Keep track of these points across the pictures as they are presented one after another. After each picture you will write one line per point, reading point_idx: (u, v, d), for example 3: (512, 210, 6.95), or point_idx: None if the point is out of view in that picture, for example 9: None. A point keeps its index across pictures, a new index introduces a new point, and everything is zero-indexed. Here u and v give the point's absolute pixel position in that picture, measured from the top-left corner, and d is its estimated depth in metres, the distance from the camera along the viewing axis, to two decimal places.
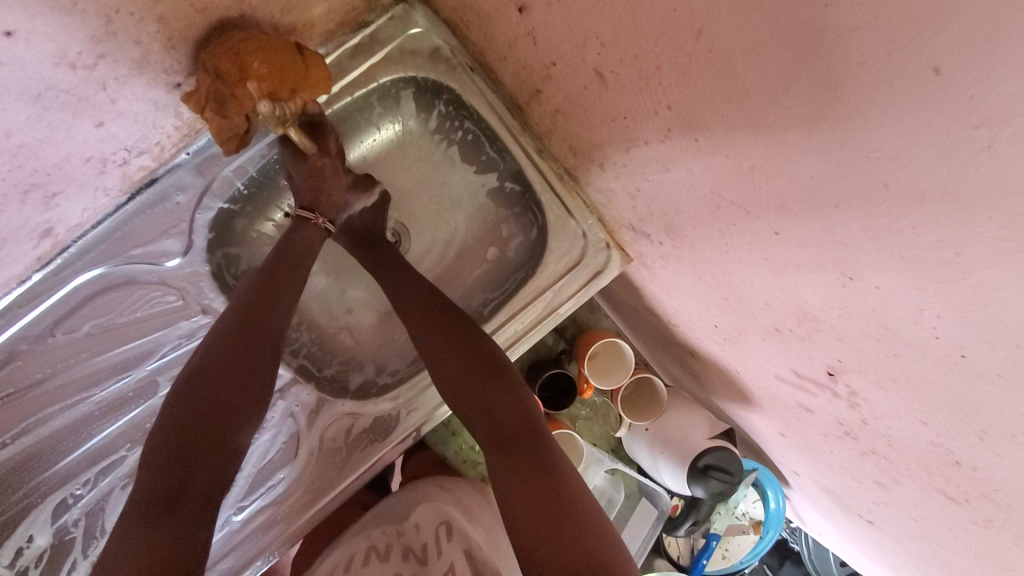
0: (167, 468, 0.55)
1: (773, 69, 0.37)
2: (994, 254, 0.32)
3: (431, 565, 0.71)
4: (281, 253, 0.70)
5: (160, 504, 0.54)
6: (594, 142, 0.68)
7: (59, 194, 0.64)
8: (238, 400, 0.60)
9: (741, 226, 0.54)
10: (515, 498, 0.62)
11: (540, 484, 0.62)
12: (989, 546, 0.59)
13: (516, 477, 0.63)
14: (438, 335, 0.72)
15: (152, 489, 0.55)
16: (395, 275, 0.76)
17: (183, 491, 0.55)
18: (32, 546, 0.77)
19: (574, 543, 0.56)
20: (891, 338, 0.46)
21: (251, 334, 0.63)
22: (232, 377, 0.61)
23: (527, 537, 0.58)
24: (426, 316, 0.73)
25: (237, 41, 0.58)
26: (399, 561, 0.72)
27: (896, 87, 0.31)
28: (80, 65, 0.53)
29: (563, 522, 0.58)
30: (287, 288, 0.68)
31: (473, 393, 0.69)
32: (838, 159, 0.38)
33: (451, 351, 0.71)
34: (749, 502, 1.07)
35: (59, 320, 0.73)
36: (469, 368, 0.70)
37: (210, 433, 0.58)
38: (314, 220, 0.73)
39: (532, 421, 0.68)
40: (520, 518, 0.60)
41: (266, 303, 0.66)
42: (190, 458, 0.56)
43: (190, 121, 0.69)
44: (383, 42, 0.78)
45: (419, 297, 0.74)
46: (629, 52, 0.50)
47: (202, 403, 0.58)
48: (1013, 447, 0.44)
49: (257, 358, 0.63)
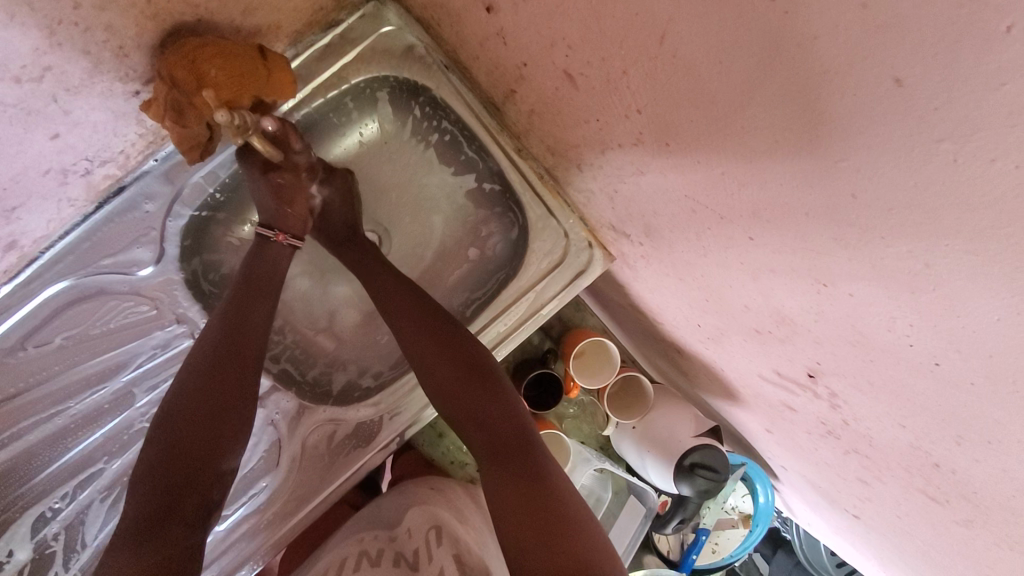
0: (154, 492, 0.56)
1: (737, 75, 0.35)
2: (965, 267, 0.31)
3: (422, 569, 0.68)
4: (256, 267, 0.69)
5: (149, 529, 0.54)
6: (570, 143, 0.66)
7: (19, 207, 0.63)
8: (221, 422, 0.60)
9: (716, 230, 0.53)
10: (506, 501, 0.62)
11: (531, 487, 0.63)
12: (968, 544, 0.60)
13: (505, 485, 0.64)
14: (428, 337, 0.72)
15: (141, 515, 0.55)
16: (379, 279, 0.76)
17: (169, 514, 0.56)
18: (13, 561, 0.76)
19: (565, 547, 0.56)
20: (867, 343, 0.46)
21: (234, 350, 0.62)
22: (213, 397, 0.60)
23: (519, 538, 0.59)
24: (417, 320, 0.73)
25: (193, 48, 0.56)
26: (390, 566, 0.70)
27: (859, 97, 0.29)
28: (26, 78, 0.51)
29: (553, 523, 0.59)
30: (264, 303, 0.67)
31: (463, 396, 0.69)
32: (807, 169, 0.36)
33: (443, 357, 0.71)
34: (738, 496, 1.09)
35: (29, 334, 0.71)
36: (459, 372, 0.70)
37: (198, 457, 0.58)
38: (275, 237, 0.70)
39: (522, 424, 0.69)
40: (512, 518, 0.61)
41: (244, 321, 0.64)
42: (173, 484, 0.56)
43: (155, 129, 0.67)
44: (355, 41, 0.76)
45: (405, 301, 0.74)
46: (595, 55, 0.48)
47: (183, 430, 0.58)
48: (988, 453, 0.44)
49: (240, 377, 0.62)
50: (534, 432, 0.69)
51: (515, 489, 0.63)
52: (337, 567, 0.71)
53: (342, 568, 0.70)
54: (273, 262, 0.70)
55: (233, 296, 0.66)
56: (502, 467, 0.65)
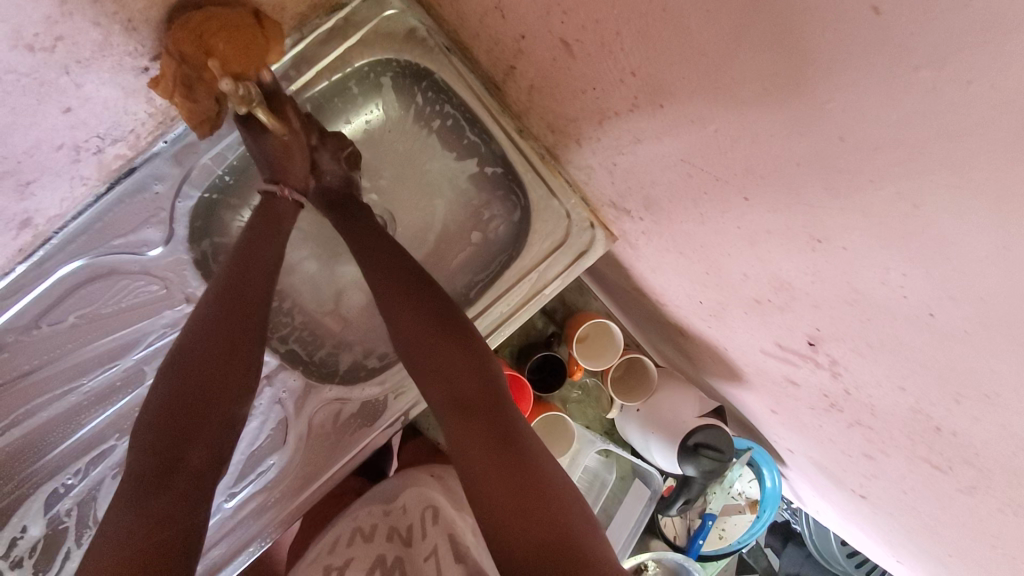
0: (159, 441, 0.57)
1: (724, 22, 0.36)
2: (951, 204, 0.32)
3: (416, 546, 0.70)
4: (268, 221, 0.70)
5: (156, 478, 0.55)
6: (569, 118, 0.67)
7: (34, 182, 0.65)
8: (229, 374, 0.61)
9: (713, 194, 0.53)
10: (477, 475, 0.60)
11: (507, 459, 0.60)
12: (974, 514, 0.59)
13: (479, 455, 0.61)
14: (405, 309, 0.70)
15: (145, 466, 0.56)
16: (366, 245, 0.75)
17: (177, 464, 0.57)
18: (27, 536, 0.78)
19: (543, 523, 0.55)
20: (864, 301, 0.46)
21: (241, 302, 0.64)
22: (220, 347, 0.61)
23: (492, 512, 0.57)
24: (390, 286, 0.71)
25: (198, 23, 0.57)
26: (384, 542, 0.72)
27: (839, 33, 0.30)
28: (39, 47, 0.52)
29: (534, 495, 0.57)
30: (268, 260, 0.68)
31: (440, 366, 0.68)
32: (794, 116, 0.37)
33: (418, 324, 0.69)
34: (745, 482, 1.07)
35: (43, 312, 0.73)
36: (435, 339, 0.69)
37: (203, 412, 0.59)
38: (280, 192, 0.72)
39: (495, 393, 0.66)
40: (484, 495, 0.59)
41: (248, 273, 0.66)
42: (182, 433, 0.58)
43: (164, 108, 0.69)
44: (358, 25, 0.78)
45: (382, 274, 0.72)
46: (590, 19, 0.49)
47: (193, 382, 0.59)
48: (987, 408, 0.44)
49: (247, 328, 0.63)
50: (507, 404, 0.66)
51: (485, 458, 0.61)
52: (329, 548, 0.73)
53: (334, 548, 0.72)
54: (275, 215, 0.71)
55: (240, 249, 0.67)
56: (472, 436, 0.63)
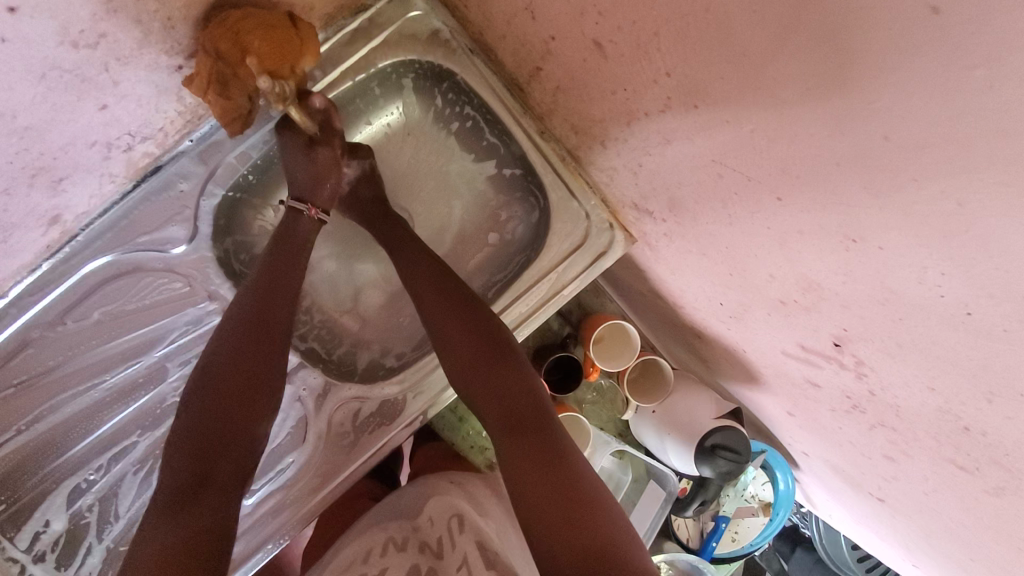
0: (187, 463, 0.57)
1: (770, 21, 0.37)
2: (1000, 204, 0.32)
3: (446, 558, 0.68)
4: (289, 241, 0.70)
5: (185, 497, 0.56)
6: (595, 119, 0.68)
7: (66, 178, 0.65)
8: (253, 399, 0.62)
9: (743, 193, 0.53)
10: (521, 480, 0.63)
11: (549, 467, 0.63)
12: (999, 516, 0.59)
13: (522, 461, 0.64)
14: (450, 316, 0.73)
15: (174, 485, 0.56)
16: (415, 260, 0.77)
17: (203, 485, 0.57)
18: (49, 530, 0.78)
19: (586, 529, 0.57)
20: (897, 301, 0.46)
21: (262, 326, 0.63)
22: (244, 373, 0.61)
23: (535, 514, 0.60)
24: (435, 292, 0.74)
25: (236, 20, 0.58)
26: (415, 554, 0.70)
27: (892, 32, 0.30)
28: (83, 44, 0.53)
29: (575, 503, 0.59)
30: (294, 281, 0.68)
31: (484, 371, 0.70)
32: (838, 114, 0.37)
33: (462, 331, 0.72)
34: (758, 484, 1.07)
35: (68, 308, 0.74)
36: (480, 345, 0.71)
37: (227, 435, 0.59)
38: (308, 210, 0.71)
39: (537, 402, 0.69)
40: (529, 499, 0.61)
41: (273, 300, 0.65)
42: (208, 452, 0.58)
43: (193, 106, 0.70)
44: (382, 25, 0.78)
45: (427, 280, 0.75)
46: (627, 19, 0.49)
47: (218, 405, 0.60)
48: (1020, 408, 0.44)
49: (269, 352, 0.63)
50: (549, 413, 0.69)
51: (527, 464, 0.63)
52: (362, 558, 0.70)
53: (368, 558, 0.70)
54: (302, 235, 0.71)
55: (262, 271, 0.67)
56: (515, 442, 0.66)
